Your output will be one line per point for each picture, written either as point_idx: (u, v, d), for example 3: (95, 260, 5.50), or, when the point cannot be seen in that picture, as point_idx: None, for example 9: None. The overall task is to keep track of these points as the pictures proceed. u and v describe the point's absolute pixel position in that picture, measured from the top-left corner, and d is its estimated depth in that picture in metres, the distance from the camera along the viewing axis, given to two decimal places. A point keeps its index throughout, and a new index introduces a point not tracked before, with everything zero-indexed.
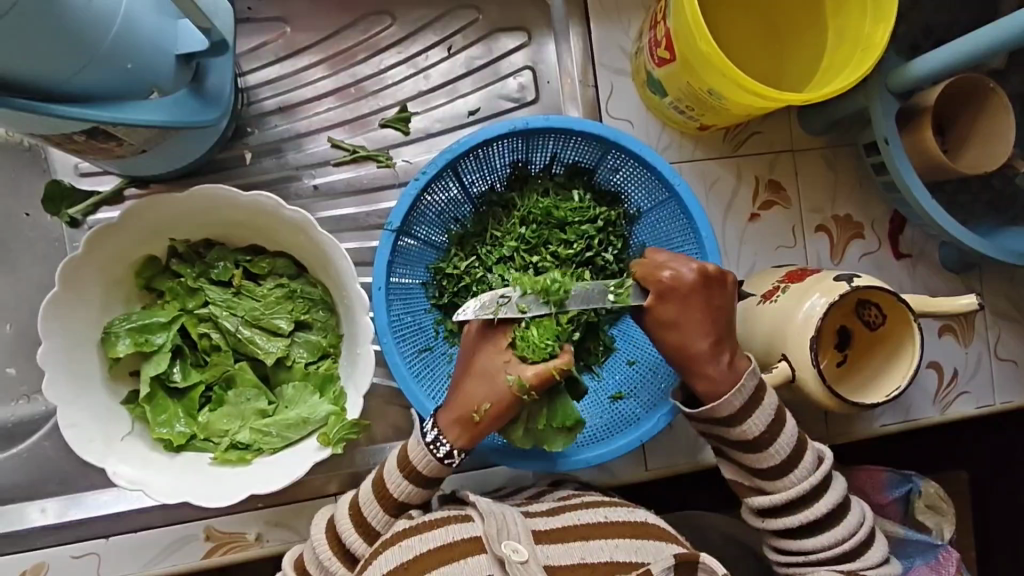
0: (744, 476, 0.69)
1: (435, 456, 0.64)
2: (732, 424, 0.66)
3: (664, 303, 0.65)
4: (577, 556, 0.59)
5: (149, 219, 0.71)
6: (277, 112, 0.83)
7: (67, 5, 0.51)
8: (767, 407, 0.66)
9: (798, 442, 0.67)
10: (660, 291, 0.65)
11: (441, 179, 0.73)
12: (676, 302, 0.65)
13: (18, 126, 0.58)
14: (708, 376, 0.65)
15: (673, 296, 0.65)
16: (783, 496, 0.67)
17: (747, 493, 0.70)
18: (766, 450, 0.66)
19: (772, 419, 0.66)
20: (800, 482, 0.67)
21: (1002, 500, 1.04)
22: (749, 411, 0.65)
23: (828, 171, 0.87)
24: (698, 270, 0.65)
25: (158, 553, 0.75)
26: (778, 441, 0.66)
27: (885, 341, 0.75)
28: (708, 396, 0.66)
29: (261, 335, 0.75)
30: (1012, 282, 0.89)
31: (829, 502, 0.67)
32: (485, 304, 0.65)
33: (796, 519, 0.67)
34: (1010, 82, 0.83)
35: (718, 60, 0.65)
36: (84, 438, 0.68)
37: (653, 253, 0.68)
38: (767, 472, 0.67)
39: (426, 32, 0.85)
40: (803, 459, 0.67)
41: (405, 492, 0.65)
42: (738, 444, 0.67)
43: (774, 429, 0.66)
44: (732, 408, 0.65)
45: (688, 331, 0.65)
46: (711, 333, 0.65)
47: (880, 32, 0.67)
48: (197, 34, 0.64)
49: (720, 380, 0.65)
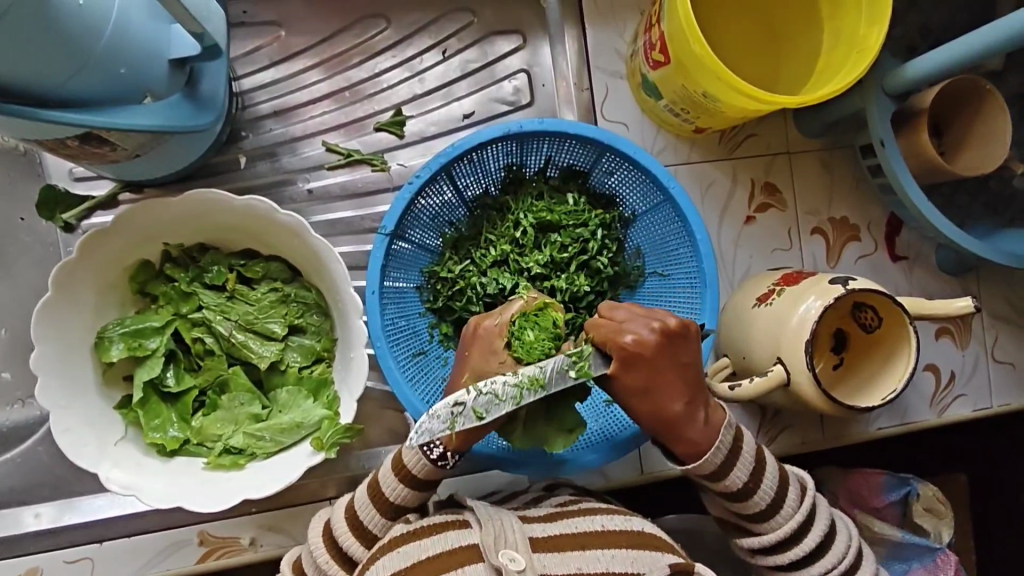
0: (730, 516, 0.69)
1: (429, 458, 0.64)
2: (714, 479, 0.66)
3: (630, 371, 0.62)
4: (574, 566, 0.58)
5: (142, 223, 0.71)
6: (272, 116, 0.83)
7: (59, 11, 0.50)
8: (746, 451, 0.66)
9: (781, 482, 0.67)
10: (624, 361, 0.62)
11: (435, 182, 0.73)
12: (640, 366, 0.62)
13: (12, 131, 0.57)
14: (689, 439, 0.64)
15: (637, 363, 0.62)
16: (773, 537, 0.67)
17: (737, 535, 0.70)
18: (751, 497, 0.66)
19: (753, 468, 0.66)
20: (786, 521, 0.67)
21: (1002, 504, 1.04)
22: (731, 462, 0.65)
23: (824, 174, 0.86)
24: (656, 331, 0.63)
25: (153, 558, 0.75)
26: (761, 486, 0.66)
27: (881, 344, 0.75)
28: (688, 456, 0.65)
29: (255, 339, 0.75)
30: (1009, 283, 0.88)
31: (816, 536, 0.67)
32: (441, 418, 0.60)
33: (786, 558, 0.67)
34: (1007, 83, 0.83)
35: (711, 62, 0.65)
36: (78, 443, 0.68)
37: (610, 313, 0.64)
38: (754, 515, 0.67)
39: (421, 36, 0.85)
40: (788, 495, 0.67)
41: (402, 496, 0.65)
42: (723, 494, 0.67)
43: (757, 475, 0.66)
44: (715, 465, 0.65)
45: (660, 395, 0.63)
46: (685, 392, 0.64)
47: (874, 34, 0.66)
48: (189, 39, 0.64)
49: (700, 439, 0.64)
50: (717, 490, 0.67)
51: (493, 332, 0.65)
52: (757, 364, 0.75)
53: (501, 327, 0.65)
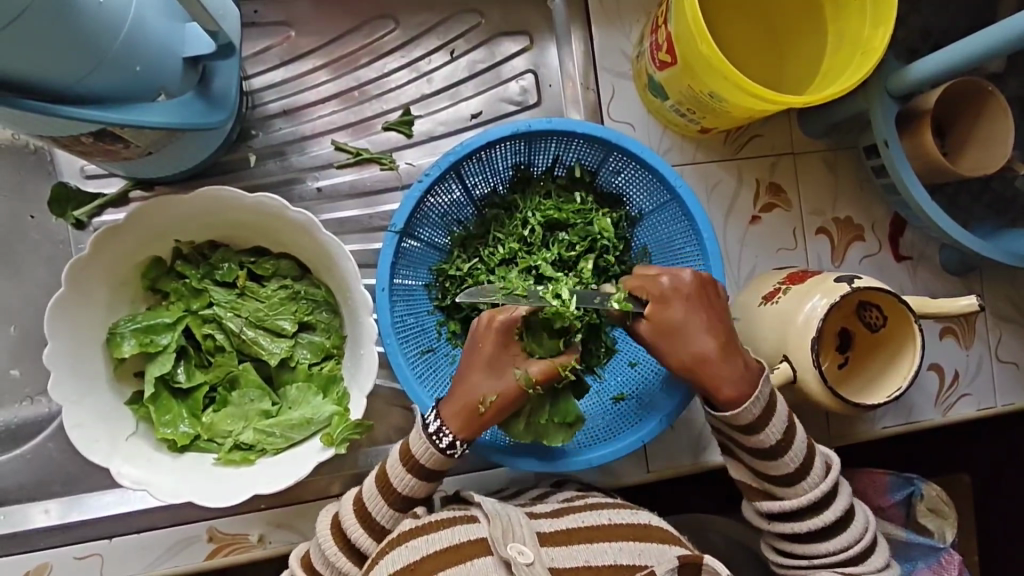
0: (752, 478, 0.69)
1: (437, 448, 0.64)
2: (750, 432, 0.65)
3: (669, 312, 0.64)
4: (582, 559, 0.59)
5: (155, 220, 0.72)
6: (281, 115, 0.83)
7: (77, 10, 0.51)
8: (780, 414, 0.66)
9: (809, 450, 0.67)
10: (658, 298, 0.64)
11: (444, 181, 0.74)
12: (672, 306, 0.64)
13: (27, 127, 0.58)
14: (730, 384, 0.64)
15: (674, 304, 0.64)
16: (794, 503, 0.67)
17: (755, 498, 0.70)
18: (781, 459, 0.66)
19: (787, 428, 0.66)
20: (811, 490, 0.67)
21: (1005, 505, 1.04)
22: (767, 417, 0.65)
23: (828, 174, 0.87)
24: (682, 279, 0.65)
25: (162, 554, 0.76)
26: (793, 449, 0.66)
27: (887, 344, 0.75)
28: (726, 405, 0.64)
29: (265, 336, 0.76)
30: (1013, 284, 0.89)
31: (838, 510, 0.67)
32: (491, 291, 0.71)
33: (805, 527, 0.67)
34: (1009, 85, 0.84)
35: (718, 63, 0.66)
36: (89, 438, 0.68)
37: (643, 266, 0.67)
38: (779, 478, 0.67)
39: (428, 37, 0.85)
40: (814, 467, 0.67)
41: (410, 487, 0.65)
42: (755, 452, 0.66)
43: (789, 438, 0.66)
44: (752, 417, 0.64)
45: (691, 337, 0.64)
46: (720, 336, 0.64)
47: (878, 35, 0.67)
48: (203, 37, 0.65)
49: (739, 383, 0.64)
50: (750, 446, 0.66)
51: (511, 326, 0.64)
52: (763, 361, 0.76)
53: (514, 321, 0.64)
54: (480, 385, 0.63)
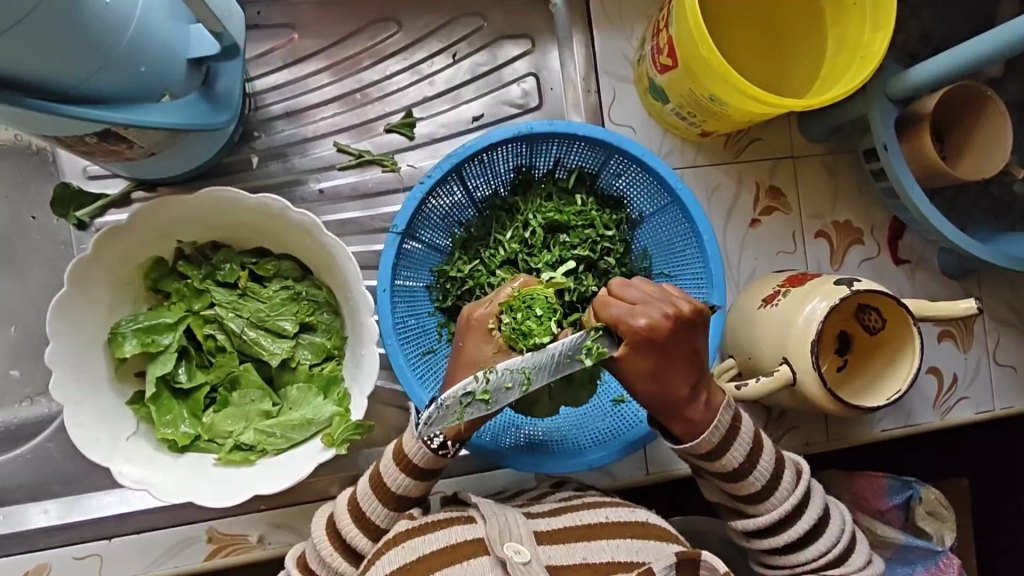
0: (727, 498, 0.69)
1: (429, 448, 0.64)
2: (712, 459, 0.66)
3: (641, 355, 0.62)
4: (580, 556, 0.59)
5: (157, 220, 0.72)
6: (283, 117, 0.83)
7: (84, 9, 0.51)
8: (744, 435, 0.66)
9: (775, 465, 0.67)
10: (637, 343, 0.61)
11: (446, 183, 0.74)
12: (649, 350, 0.62)
13: (32, 127, 0.58)
14: (688, 419, 0.64)
15: (648, 347, 0.61)
16: (765, 520, 0.67)
17: (732, 515, 0.70)
18: (747, 478, 0.67)
19: (750, 448, 0.66)
20: (780, 504, 0.67)
21: (1002, 508, 1.04)
22: (729, 442, 0.65)
23: (828, 178, 0.87)
24: (652, 320, 0.61)
25: (162, 555, 0.76)
26: (757, 467, 0.67)
27: (885, 347, 0.76)
28: (686, 435, 0.65)
29: (267, 336, 0.76)
30: (1011, 288, 0.89)
31: (809, 520, 0.67)
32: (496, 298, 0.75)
33: (780, 541, 0.67)
34: (1007, 90, 0.84)
35: (718, 65, 0.66)
36: (90, 438, 0.68)
37: (624, 291, 0.63)
38: (748, 497, 0.67)
39: (431, 40, 0.86)
40: (782, 480, 0.67)
41: (403, 485, 0.65)
42: (719, 476, 0.67)
43: (752, 457, 0.67)
44: (711, 445, 0.65)
45: (670, 379, 0.62)
46: (691, 376, 0.63)
47: (879, 40, 0.68)
48: (208, 38, 0.65)
49: (702, 418, 0.64)
50: (714, 471, 0.67)
51: (486, 322, 0.63)
52: (762, 364, 0.76)
53: (492, 313, 0.64)
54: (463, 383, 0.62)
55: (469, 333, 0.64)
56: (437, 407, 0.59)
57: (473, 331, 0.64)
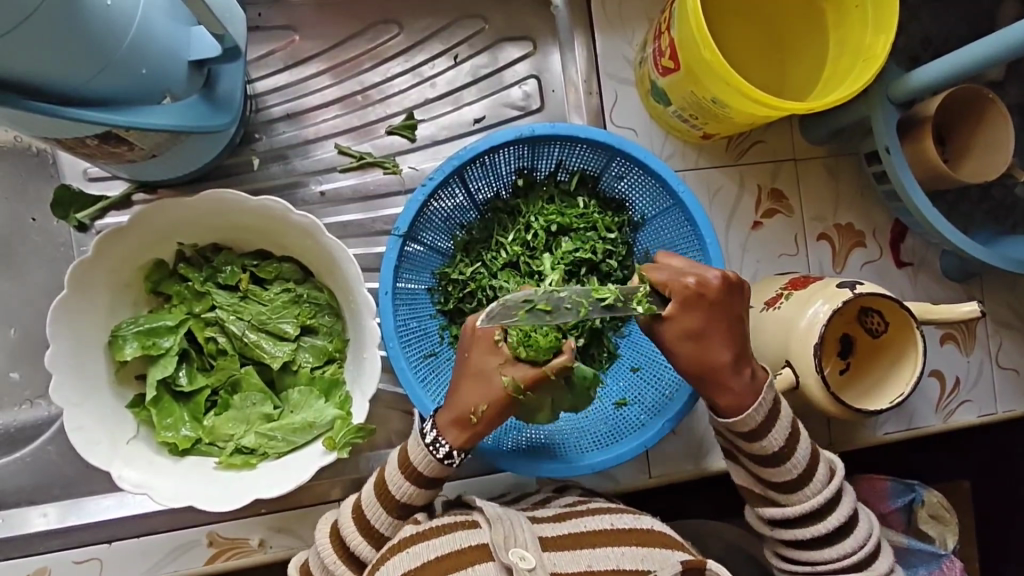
0: (756, 486, 0.69)
1: (435, 457, 0.63)
2: (751, 440, 0.66)
3: (689, 313, 0.63)
4: (584, 564, 0.59)
5: (158, 223, 0.72)
6: (284, 119, 0.83)
7: (86, 11, 0.51)
8: (784, 419, 0.66)
9: (812, 456, 0.67)
10: (684, 299, 0.63)
11: (447, 186, 0.74)
12: (694, 310, 0.63)
13: (33, 129, 0.58)
14: (733, 390, 0.64)
15: (696, 306, 0.63)
16: (795, 510, 0.67)
17: (760, 504, 0.69)
18: (785, 464, 0.66)
19: (789, 434, 0.66)
20: (813, 496, 0.67)
21: (1003, 511, 1.04)
22: (770, 425, 0.65)
23: (831, 181, 0.87)
24: (699, 278, 0.63)
25: (162, 558, 0.76)
26: (796, 455, 0.66)
27: (889, 349, 0.76)
28: (729, 410, 0.65)
29: (268, 339, 0.76)
30: (1013, 291, 0.89)
31: (841, 516, 0.67)
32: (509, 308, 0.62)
33: (807, 533, 0.67)
34: (1009, 93, 0.84)
35: (721, 68, 0.66)
36: (90, 441, 0.68)
37: (668, 258, 0.66)
38: (782, 485, 0.67)
39: (432, 41, 0.86)
40: (816, 472, 0.67)
41: (407, 494, 0.64)
42: (756, 458, 0.67)
43: (792, 444, 0.66)
44: (755, 422, 0.65)
45: (712, 344, 0.63)
46: (734, 344, 0.64)
47: (881, 42, 0.68)
48: (209, 40, 0.65)
49: (744, 392, 0.64)
50: (751, 452, 0.66)
51: (491, 334, 0.63)
52: (765, 366, 0.76)
53: (496, 325, 0.63)
54: (472, 395, 0.62)
55: (473, 342, 0.63)
56: (501, 303, 0.62)
57: (478, 339, 0.63)
